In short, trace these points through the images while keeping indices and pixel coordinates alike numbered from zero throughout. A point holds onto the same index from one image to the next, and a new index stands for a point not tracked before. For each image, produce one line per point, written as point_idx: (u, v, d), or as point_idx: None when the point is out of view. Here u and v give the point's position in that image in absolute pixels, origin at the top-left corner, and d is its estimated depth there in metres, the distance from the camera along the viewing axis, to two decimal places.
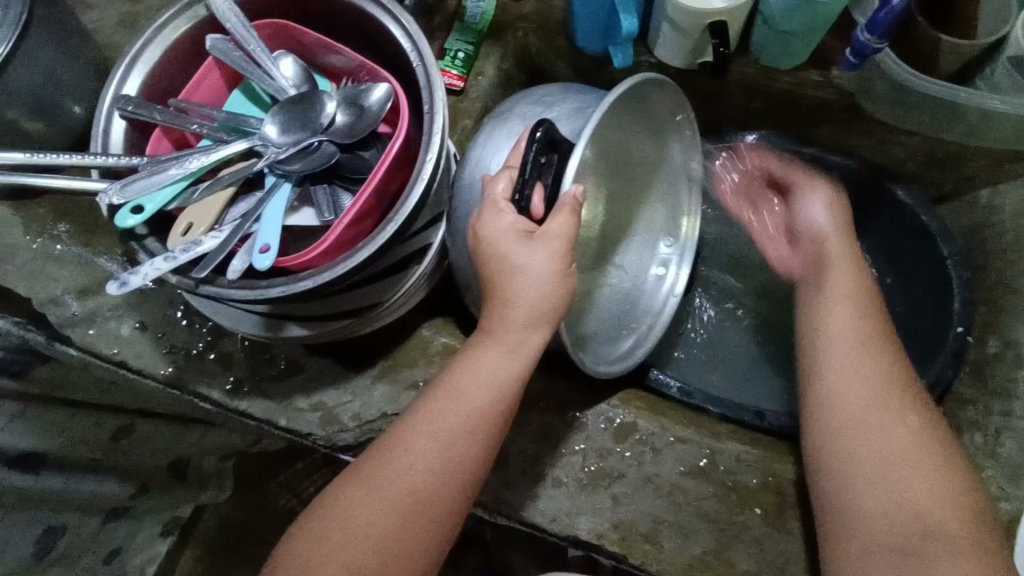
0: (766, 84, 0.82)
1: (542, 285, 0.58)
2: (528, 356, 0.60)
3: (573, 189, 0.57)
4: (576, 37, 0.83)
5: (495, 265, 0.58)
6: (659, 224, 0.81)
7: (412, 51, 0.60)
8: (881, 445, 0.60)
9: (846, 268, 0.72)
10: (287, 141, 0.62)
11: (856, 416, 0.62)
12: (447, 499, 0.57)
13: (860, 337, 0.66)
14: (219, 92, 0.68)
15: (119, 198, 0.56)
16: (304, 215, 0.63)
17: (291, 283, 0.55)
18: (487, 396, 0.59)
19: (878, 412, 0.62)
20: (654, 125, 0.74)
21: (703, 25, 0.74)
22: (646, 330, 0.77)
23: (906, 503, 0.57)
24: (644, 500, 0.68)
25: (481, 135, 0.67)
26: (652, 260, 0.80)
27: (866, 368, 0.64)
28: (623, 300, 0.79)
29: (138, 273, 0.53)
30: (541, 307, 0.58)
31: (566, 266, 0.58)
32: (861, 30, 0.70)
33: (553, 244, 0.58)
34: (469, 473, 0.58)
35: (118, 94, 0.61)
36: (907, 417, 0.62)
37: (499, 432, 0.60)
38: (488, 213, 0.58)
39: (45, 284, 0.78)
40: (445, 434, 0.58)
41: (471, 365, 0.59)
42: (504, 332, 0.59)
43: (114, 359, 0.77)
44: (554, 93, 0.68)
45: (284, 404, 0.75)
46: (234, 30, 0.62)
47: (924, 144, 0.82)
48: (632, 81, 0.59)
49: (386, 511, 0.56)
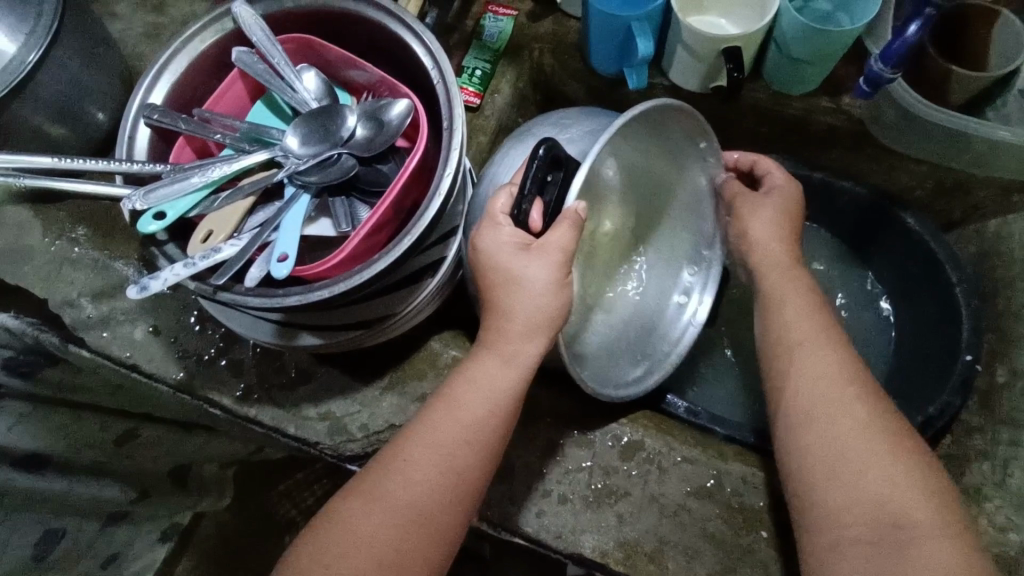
0: (777, 110, 0.83)
1: (542, 296, 0.58)
2: (525, 366, 0.60)
3: (575, 204, 0.57)
4: (591, 58, 0.84)
5: (495, 276, 0.59)
6: (683, 251, 0.80)
7: (433, 69, 0.62)
8: (833, 440, 0.58)
9: (798, 300, 0.66)
10: (307, 153, 0.63)
11: (806, 414, 0.60)
12: (448, 510, 0.57)
13: (802, 333, 0.64)
14: (242, 103, 0.69)
15: (142, 204, 0.57)
16: (322, 225, 0.64)
17: (307, 292, 0.56)
18: (483, 408, 0.59)
19: (831, 403, 0.59)
20: (674, 151, 0.72)
21: (718, 51, 0.75)
22: (662, 358, 0.77)
23: (866, 495, 0.55)
24: (650, 519, 0.68)
25: (497, 154, 0.69)
26: (673, 288, 0.79)
27: (815, 363, 0.62)
28: (641, 324, 0.79)
29: (158, 279, 0.54)
30: (541, 319, 0.59)
31: (565, 277, 0.59)
32: (874, 60, 0.72)
33: (552, 256, 0.57)
34: (467, 484, 0.58)
35: (144, 102, 0.62)
36: (855, 406, 0.59)
37: (498, 444, 0.60)
38: (487, 227, 0.59)
39: (61, 286, 0.79)
40: (442, 445, 0.58)
41: (469, 376, 0.60)
42: (501, 342, 0.60)
43: (126, 363, 0.77)
44: (571, 116, 0.70)
45: (292, 413, 0.76)
46: (259, 44, 0.63)
47: (934, 172, 0.82)
48: (647, 106, 0.58)
49: (384, 521, 0.56)
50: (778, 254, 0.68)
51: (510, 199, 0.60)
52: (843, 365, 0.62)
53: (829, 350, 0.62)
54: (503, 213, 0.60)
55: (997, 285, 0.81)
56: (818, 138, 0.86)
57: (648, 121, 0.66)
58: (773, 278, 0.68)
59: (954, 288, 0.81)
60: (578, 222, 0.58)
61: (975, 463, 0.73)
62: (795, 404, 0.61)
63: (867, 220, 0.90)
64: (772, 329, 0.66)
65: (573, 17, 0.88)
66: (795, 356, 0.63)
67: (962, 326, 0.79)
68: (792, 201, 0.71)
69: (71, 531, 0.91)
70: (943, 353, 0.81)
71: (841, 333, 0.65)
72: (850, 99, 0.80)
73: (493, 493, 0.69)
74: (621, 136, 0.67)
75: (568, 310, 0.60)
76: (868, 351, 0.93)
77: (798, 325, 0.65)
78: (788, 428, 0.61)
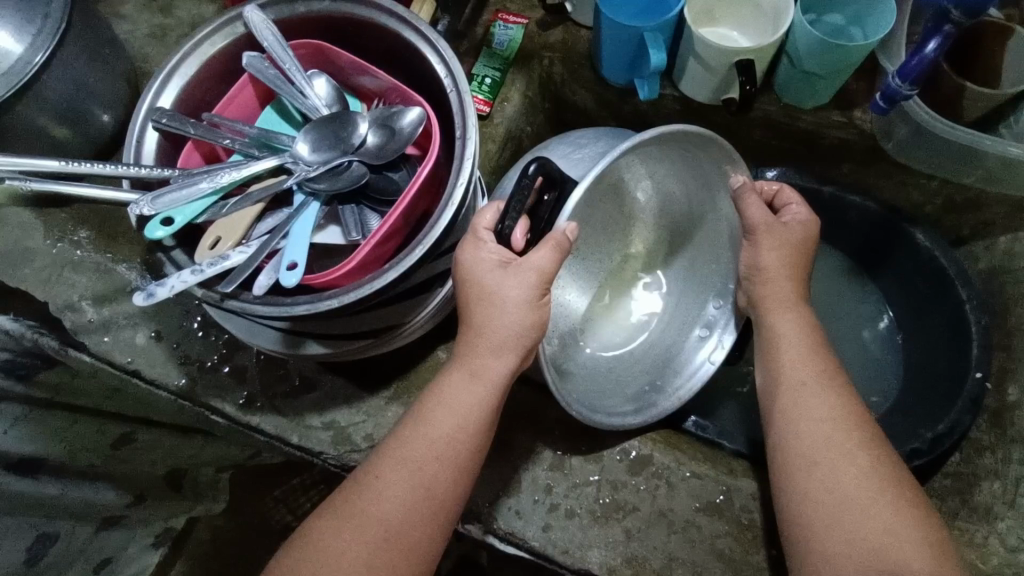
0: (788, 122, 0.83)
1: (516, 313, 0.57)
2: (492, 382, 0.59)
3: (565, 225, 0.57)
4: (602, 67, 0.84)
5: (470, 291, 0.58)
6: (711, 282, 0.77)
7: (446, 77, 0.61)
8: (832, 483, 0.58)
9: (800, 343, 0.66)
10: (317, 160, 0.63)
11: (806, 454, 0.60)
12: (421, 527, 0.56)
13: (803, 375, 0.64)
14: (251, 108, 0.69)
15: (150, 209, 0.55)
16: (331, 233, 0.63)
17: (316, 301, 0.55)
18: (451, 423, 0.58)
19: (833, 446, 0.59)
20: (702, 177, 0.72)
21: (731, 63, 0.75)
22: (671, 390, 0.74)
23: (864, 540, 0.55)
24: (658, 535, 0.67)
25: (502, 177, 0.75)
26: (696, 320, 0.77)
27: (818, 407, 0.62)
28: (659, 354, 0.78)
29: (165, 286, 0.53)
30: (513, 336, 0.58)
31: (541, 296, 0.58)
32: (893, 77, 0.72)
33: (528, 275, 0.57)
34: (439, 499, 0.57)
35: (153, 106, 0.61)
36: (858, 457, 0.59)
37: (469, 459, 0.59)
38: (468, 243, 0.59)
39: (61, 289, 0.77)
40: (411, 461, 0.58)
41: (438, 393, 0.60)
42: (471, 357, 0.59)
43: (127, 368, 0.76)
44: (588, 136, 0.74)
45: (295, 421, 0.75)
46: (270, 48, 0.62)
47: (944, 188, 0.83)
48: (658, 131, 0.59)
49: (357, 539, 0.55)
50: (783, 287, 0.67)
51: (495, 215, 0.60)
52: (842, 408, 0.62)
53: (834, 394, 0.63)
54: (486, 228, 0.59)
55: (1007, 303, 0.81)
56: (829, 151, 0.86)
57: (676, 147, 0.67)
58: (775, 318, 0.67)
59: (964, 305, 0.81)
60: (563, 246, 0.57)
61: (986, 482, 0.73)
62: (795, 447, 0.61)
63: (877, 233, 0.90)
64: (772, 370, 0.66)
65: (584, 26, 0.88)
66: (799, 397, 0.63)
67: (971, 344, 0.78)
68: (804, 236, 0.68)
69: (64, 536, 0.92)
70: (952, 370, 0.81)
71: (843, 377, 0.65)
72: (861, 113, 0.80)
73: (500, 506, 0.68)
74: (642, 151, 0.68)
75: (542, 328, 0.59)
76: (875, 365, 0.93)
77: (800, 365, 0.64)
78: (786, 470, 0.60)
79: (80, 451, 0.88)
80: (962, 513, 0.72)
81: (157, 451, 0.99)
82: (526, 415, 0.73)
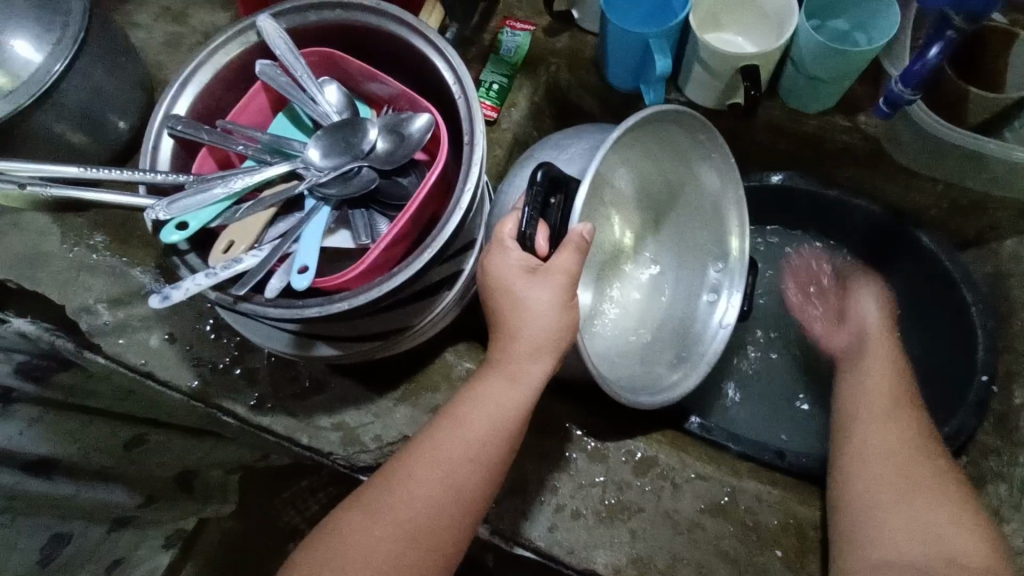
0: (793, 126, 0.84)
1: (547, 318, 0.58)
2: (528, 387, 0.59)
3: (578, 228, 0.59)
4: (608, 73, 0.85)
5: (500, 298, 0.59)
6: (708, 247, 0.80)
7: (454, 84, 0.62)
8: (889, 468, 0.65)
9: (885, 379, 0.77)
10: (328, 165, 0.64)
11: (881, 451, 0.67)
12: (446, 529, 0.57)
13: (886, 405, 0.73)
14: (263, 115, 0.70)
15: (166, 214, 0.57)
16: (341, 237, 0.64)
17: (328, 303, 0.56)
18: (485, 427, 0.59)
19: (922, 465, 0.65)
20: (681, 153, 0.75)
21: (735, 68, 0.76)
22: (695, 361, 0.78)
23: (926, 527, 0.60)
24: (663, 535, 0.67)
25: (504, 181, 0.75)
26: (701, 286, 0.81)
27: (901, 429, 0.69)
28: (675, 326, 0.81)
29: (180, 288, 0.55)
30: (548, 341, 0.59)
31: (570, 299, 0.59)
32: (894, 81, 0.72)
33: (556, 279, 0.58)
34: (469, 501, 0.58)
35: (168, 113, 0.63)
36: (921, 460, 0.65)
37: (499, 463, 0.59)
38: (494, 251, 0.60)
39: (77, 292, 0.79)
40: (445, 462, 0.58)
41: (472, 396, 0.60)
42: (506, 362, 0.59)
43: (141, 369, 0.77)
44: (571, 136, 0.74)
45: (306, 422, 0.76)
46: (282, 56, 0.63)
47: (948, 192, 0.83)
48: (637, 117, 0.63)
49: (385, 536, 0.56)
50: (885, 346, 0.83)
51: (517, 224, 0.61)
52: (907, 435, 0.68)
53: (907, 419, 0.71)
54: (510, 237, 0.61)
55: (1013, 306, 0.81)
56: (832, 156, 0.87)
57: (652, 131, 0.71)
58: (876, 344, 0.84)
59: (969, 307, 0.81)
60: (582, 247, 0.59)
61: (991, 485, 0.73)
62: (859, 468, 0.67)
63: (882, 238, 0.91)
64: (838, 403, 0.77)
65: (590, 32, 0.89)
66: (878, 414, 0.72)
67: (978, 346, 0.79)
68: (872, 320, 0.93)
69: (76, 536, 0.95)
70: (958, 373, 0.81)
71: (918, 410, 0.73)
72: (866, 117, 0.81)
73: (507, 507, 0.69)
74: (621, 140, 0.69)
75: (573, 331, 0.60)
76: None
77: (878, 388, 0.76)
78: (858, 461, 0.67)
79: (95, 450, 0.91)
80: None
81: (167, 451, 1.01)
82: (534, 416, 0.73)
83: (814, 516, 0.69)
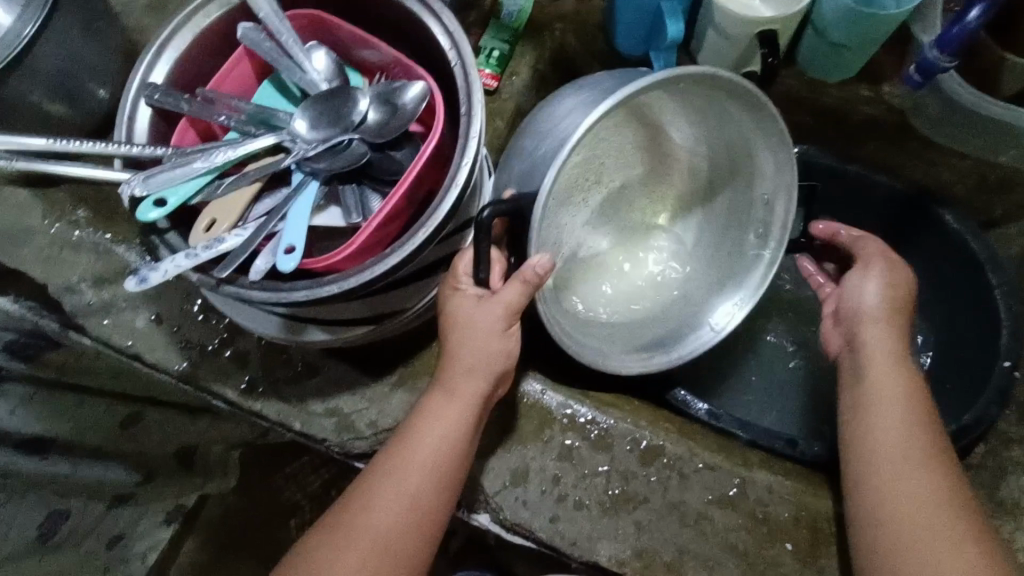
0: (812, 98, 0.79)
1: (485, 341, 0.59)
2: (469, 400, 0.60)
3: (532, 262, 0.57)
4: (617, 40, 0.80)
5: (446, 327, 0.60)
6: (745, 222, 0.76)
7: (451, 50, 0.58)
8: (914, 520, 0.58)
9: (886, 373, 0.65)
10: (316, 137, 0.60)
11: (902, 501, 0.59)
12: (407, 540, 0.58)
13: (897, 420, 0.63)
14: (249, 83, 0.66)
15: (142, 190, 0.54)
16: (331, 214, 0.60)
17: (315, 287, 0.53)
18: (434, 440, 0.59)
19: (935, 505, 0.58)
20: (719, 113, 0.68)
21: (752, 34, 0.71)
22: (691, 339, 0.76)
23: None
24: (670, 528, 0.65)
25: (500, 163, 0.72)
26: (736, 256, 0.77)
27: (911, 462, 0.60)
28: (688, 296, 0.79)
29: (158, 270, 0.52)
30: (483, 362, 0.60)
31: (510, 326, 0.60)
32: (930, 47, 0.68)
33: (498, 309, 0.59)
34: (426, 511, 0.58)
35: (145, 81, 0.59)
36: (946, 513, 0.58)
37: (455, 473, 0.60)
38: (449, 288, 0.61)
39: (60, 271, 0.76)
40: (397, 475, 0.59)
41: (420, 412, 0.61)
42: (447, 377, 0.60)
43: (128, 351, 0.75)
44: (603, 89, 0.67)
45: (299, 408, 0.73)
46: (266, 20, 0.59)
47: (976, 168, 0.79)
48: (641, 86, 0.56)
49: (347, 551, 0.56)
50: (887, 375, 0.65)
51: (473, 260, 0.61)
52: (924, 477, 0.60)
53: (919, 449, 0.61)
54: (466, 272, 0.61)
55: None
56: (852, 129, 0.82)
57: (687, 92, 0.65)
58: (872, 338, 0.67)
59: (993, 290, 0.77)
60: (532, 281, 0.58)
61: (1012, 476, 0.71)
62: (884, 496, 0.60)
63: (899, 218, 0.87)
64: (854, 431, 0.64)
65: None
66: (899, 453, 0.61)
67: (1001, 332, 0.76)
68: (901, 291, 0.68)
69: (76, 513, 0.94)
70: (979, 359, 0.78)
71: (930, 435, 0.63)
72: (890, 87, 0.77)
73: (506, 496, 0.67)
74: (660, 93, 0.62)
75: (510, 356, 0.61)
76: None
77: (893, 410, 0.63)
78: (877, 519, 0.59)
79: None
80: (989, 505, 0.69)
81: (162, 431, 0.99)
82: (538, 402, 0.69)
83: (827, 510, 0.66)
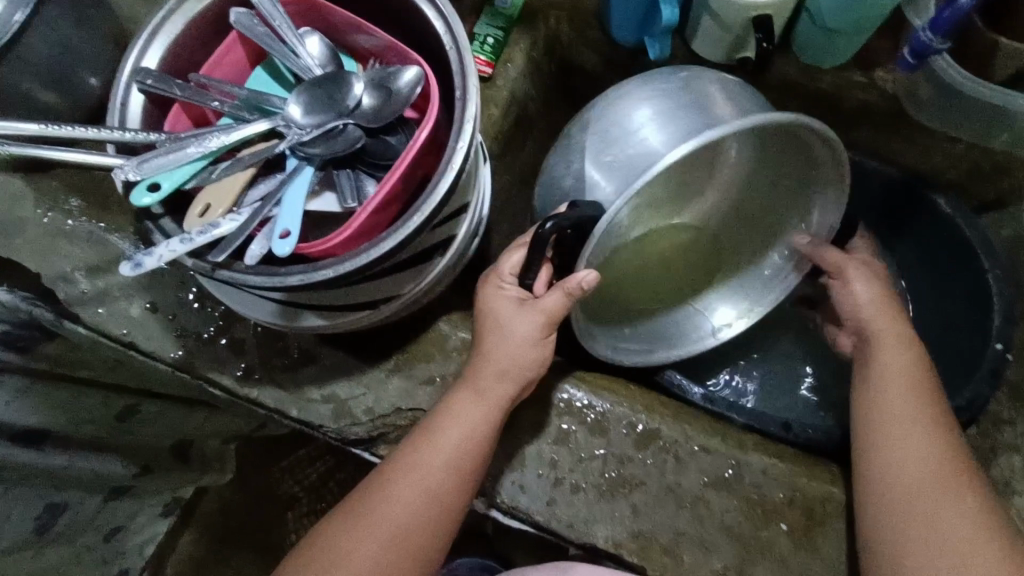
0: (806, 83, 0.79)
1: (521, 346, 0.61)
2: (498, 400, 0.61)
3: (580, 275, 0.58)
4: (612, 27, 0.80)
5: (486, 322, 0.62)
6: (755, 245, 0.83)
7: (445, 34, 0.58)
8: (924, 507, 0.58)
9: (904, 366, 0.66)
10: (310, 123, 0.59)
11: (914, 488, 0.59)
12: (424, 531, 0.58)
13: (912, 413, 0.63)
14: (242, 69, 0.65)
15: (135, 174, 0.53)
16: (325, 199, 0.60)
17: (311, 272, 0.52)
18: (458, 438, 0.60)
19: (946, 495, 0.58)
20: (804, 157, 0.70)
21: (746, 19, 0.71)
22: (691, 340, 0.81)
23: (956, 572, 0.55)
24: (666, 510, 0.66)
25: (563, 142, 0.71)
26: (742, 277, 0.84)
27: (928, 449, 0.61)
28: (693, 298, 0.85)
29: (153, 255, 0.51)
30: (517, 367, 0.61)
31: (547, 334, 0.62)
32: (923, 29, 0.68)
33: (538, 315, 0.60)
34: (445, 504, 0.59)
35: (137, 66, 0.58)
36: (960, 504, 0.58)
37: (475, 468, 0.60)
38: (490, 287, 0.63)
39: (53, 260, 0.75)
40: (420, 470, 0.59)
41: (446, 410, 0.61)
42: (477, 377, 0.61)
43: (123, 340, 0.75)
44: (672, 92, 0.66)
45: (296, 394, 0.73)
46: (259, 4, 0.59)
47: (969, 153, 0.79)
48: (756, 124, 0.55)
49: (365, 542, 0.57)
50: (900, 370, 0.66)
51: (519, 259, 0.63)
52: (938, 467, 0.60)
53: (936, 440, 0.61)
54: (510, 272, 0.63)
55: None
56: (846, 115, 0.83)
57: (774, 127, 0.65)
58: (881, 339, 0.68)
59: (986, 274, 0.78)
60: (575, 292, 0.59)
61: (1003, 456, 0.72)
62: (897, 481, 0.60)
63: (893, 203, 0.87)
64: (873, 417, 0.64)
65: None
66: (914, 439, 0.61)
67: (994, 316, 0.76)
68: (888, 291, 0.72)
69: (73, 505, 0.93)
70: (971, 342, 0.79)
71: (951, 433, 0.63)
72: (884, 73, 0.77)
73: (503, 480, 0.67)
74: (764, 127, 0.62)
75: (544, 361, 0.63)
76: None
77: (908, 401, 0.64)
78: (887, 504, 0.59)
79: (85, 420, 0.89)
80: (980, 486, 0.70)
81: (160, 422, 0.99)
82: (534, 385, 0.69)
83: (821, 491, 0.66)
